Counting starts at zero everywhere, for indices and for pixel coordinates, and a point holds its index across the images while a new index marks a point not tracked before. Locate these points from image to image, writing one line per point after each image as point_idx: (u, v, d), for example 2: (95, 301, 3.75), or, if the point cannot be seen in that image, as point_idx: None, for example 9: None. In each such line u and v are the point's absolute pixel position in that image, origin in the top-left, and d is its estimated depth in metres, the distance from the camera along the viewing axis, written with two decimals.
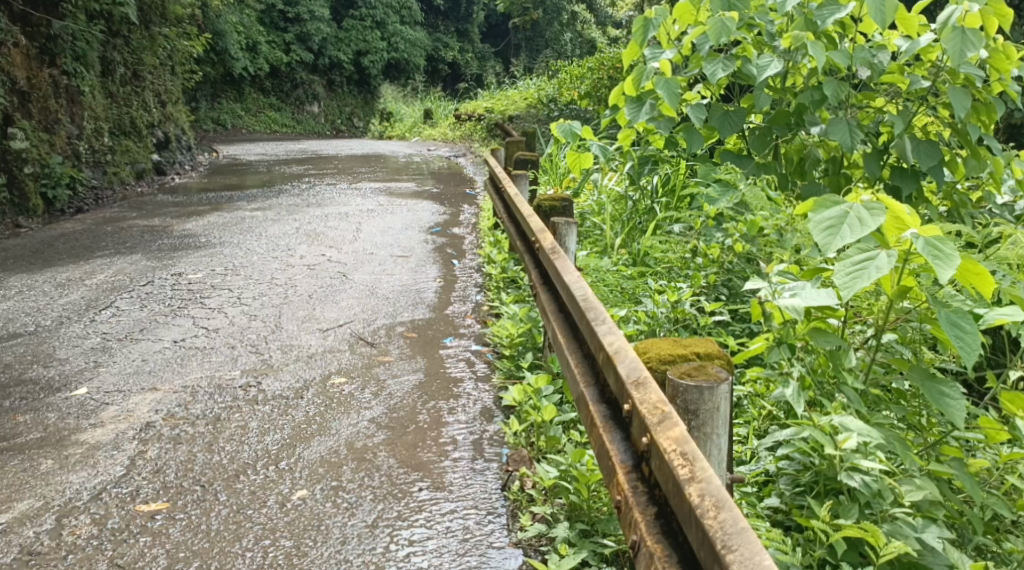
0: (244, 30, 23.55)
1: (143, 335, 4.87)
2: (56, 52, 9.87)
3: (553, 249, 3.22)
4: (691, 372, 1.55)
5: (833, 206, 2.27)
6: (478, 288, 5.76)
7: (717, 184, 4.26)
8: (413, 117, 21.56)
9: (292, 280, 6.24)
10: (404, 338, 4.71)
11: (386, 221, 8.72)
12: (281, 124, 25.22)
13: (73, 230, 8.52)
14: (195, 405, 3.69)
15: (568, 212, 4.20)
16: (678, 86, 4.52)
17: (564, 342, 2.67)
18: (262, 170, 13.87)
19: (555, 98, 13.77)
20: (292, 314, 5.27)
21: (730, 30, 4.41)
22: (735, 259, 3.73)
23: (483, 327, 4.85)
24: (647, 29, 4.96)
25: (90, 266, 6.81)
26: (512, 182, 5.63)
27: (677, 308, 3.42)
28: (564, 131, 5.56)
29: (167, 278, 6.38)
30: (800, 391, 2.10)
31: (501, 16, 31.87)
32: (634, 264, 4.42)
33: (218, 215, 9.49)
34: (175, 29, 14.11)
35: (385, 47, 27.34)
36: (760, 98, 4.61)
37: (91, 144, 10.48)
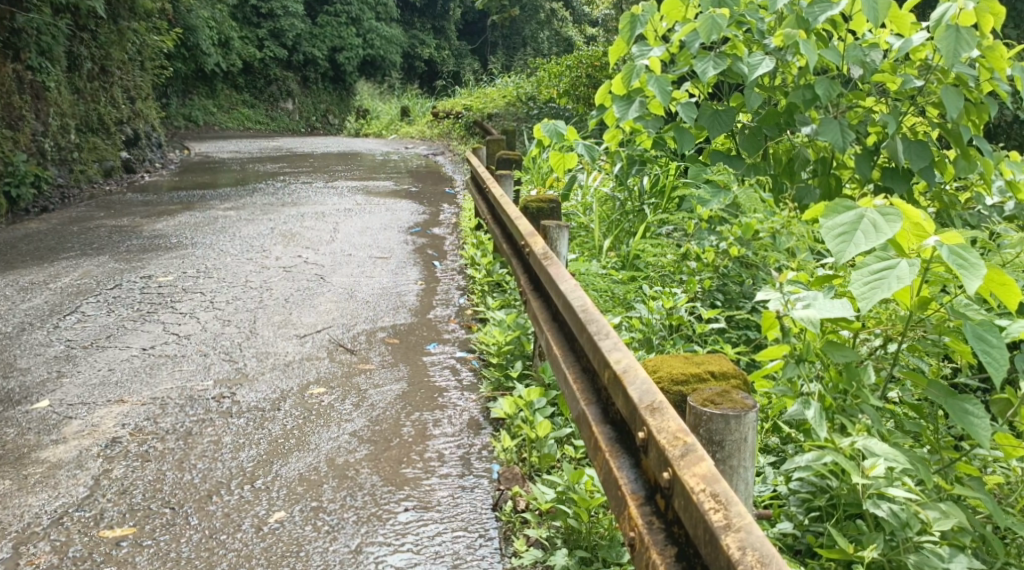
0: (216, 26, 23.14)
1: (110, 343, 4.65)
2: (20, 46, 9.55)
3: (545, 254, 3.08)
4: (714, 400, 1.44)
5: (846, 210, 2.14)
6: (461, 291, 5.61)
7: (709, 185, 4.14)
8: (390, 115, 21.31)
9: (267, 283, 6.03)
10: (385, 344, 4.54)
11: (364, 221, 8.53)
12: (255, 122, 24.84)
13: (38, 230, 8.23)
14: (165, 419, 3.50)
15: (555, 214, 4.06)
16: (668, 84, 4.41)
17: (559, 353, 2.53)
18: (235, 168, 13.58)
19: (534, 96, 13.61)
20: (268, 319, 5.08)
21: (721, 27, 4.28)
22: (730, 264, 3.59)
23: (468, 332, 4.70)
24: (634, 25, 4.82)
25: (55, 269, 6.55)
26: (497, 182, 5.49)
27: (672, 315, 3.31)
28: (550, 130, 5.43)
29: (137, 281, 6.15)
30: (820, 413, 1.98)
31: (478, 13, 31.67)
32: (623, 267, 4.29)
33: (190, 214, 9.23)
34: (145, 24, 13.78)
35: (360, 44, 27.04)
36: (750, 97, 4.48)
37: (57, 142, 10.16)
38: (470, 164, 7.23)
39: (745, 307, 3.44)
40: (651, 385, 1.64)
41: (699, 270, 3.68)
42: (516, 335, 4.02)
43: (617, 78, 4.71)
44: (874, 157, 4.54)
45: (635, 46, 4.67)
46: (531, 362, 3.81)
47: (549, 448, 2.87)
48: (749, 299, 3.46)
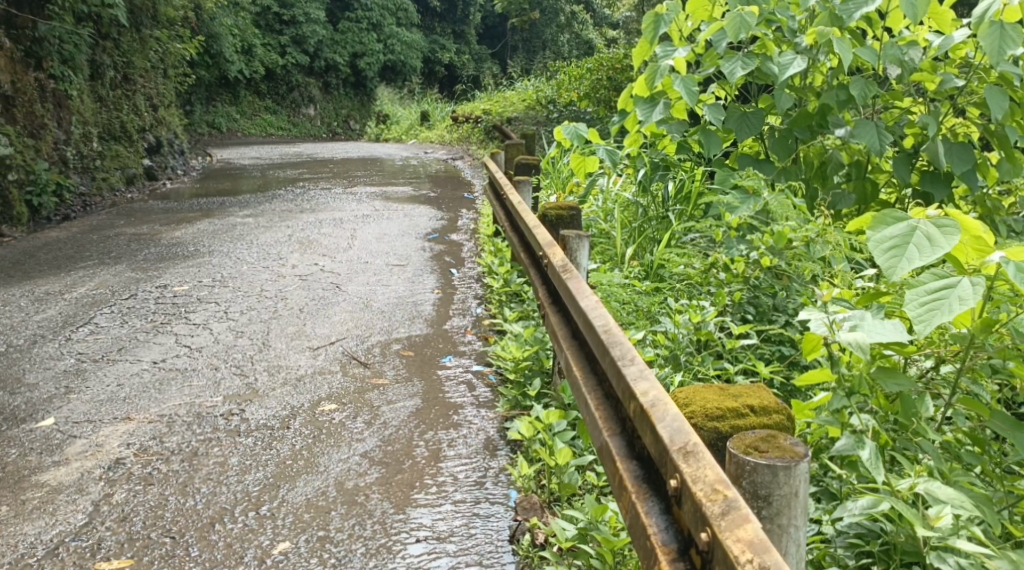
0: (238, 33, 23.24)
1: (120, 356, 4.54)
2: (42, 55, 9.56)
3: (564, 266, 2.91)
4: (758, 447, 1.28)
5: (896, 221, 1.98)
6: (479, 301, 5.45)
7: (737, 191, 3.94)
8: (410, 119, 21.25)
9: (282, 293, 5.91)
10: (399, 357, 4.39)
11: (382, 228, 8.41)
12: (277, 128, 24.91)
13: (57, 239, 8.18)
14: (171, 438, 3.37)
15: (574, 222, 3.88)
16: (694, 85, 4.23)
17: (579, 375, 2.36)
18: (256, 174, 13.55)
19: (555, 99, 13.43)
20: (281, 331, 4.95)
21: (750, 25, 4.10)
22: (762, 275, 3.38)
23: (485, 344, 4.53)
24: (658, 25, 4.64)
25: (71, 279, 6.49)
26: (516, 188, 5.32)
27: (700, 330, 3.13)
28: (570, 134, 5.26)
29: (152, 291, 6.06)
30: (875, 453, 1.80)
31: (498, 17, 31.56)
32: (647, 276, 4.10)
33: (208, 222, 9.16)
34: (167, 31, 13.80)
35: (381, 49, 27.06)
36: (781, 98, 4.30)
37: (79, 150, 10.15)
38: (488, 169, 7.07)
39: (778, 320, 3.24)
40: (684, 423, 1.47)
41: (728, 281, 3.48)
42: (534, 350, 3.84)
43: (640, 81, 4.53)
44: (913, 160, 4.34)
45: (658, 46, 4.50)
46: (551, 378, 3.64)
47: (570, 476, 2.71)
48: (783, 313, 3.27)
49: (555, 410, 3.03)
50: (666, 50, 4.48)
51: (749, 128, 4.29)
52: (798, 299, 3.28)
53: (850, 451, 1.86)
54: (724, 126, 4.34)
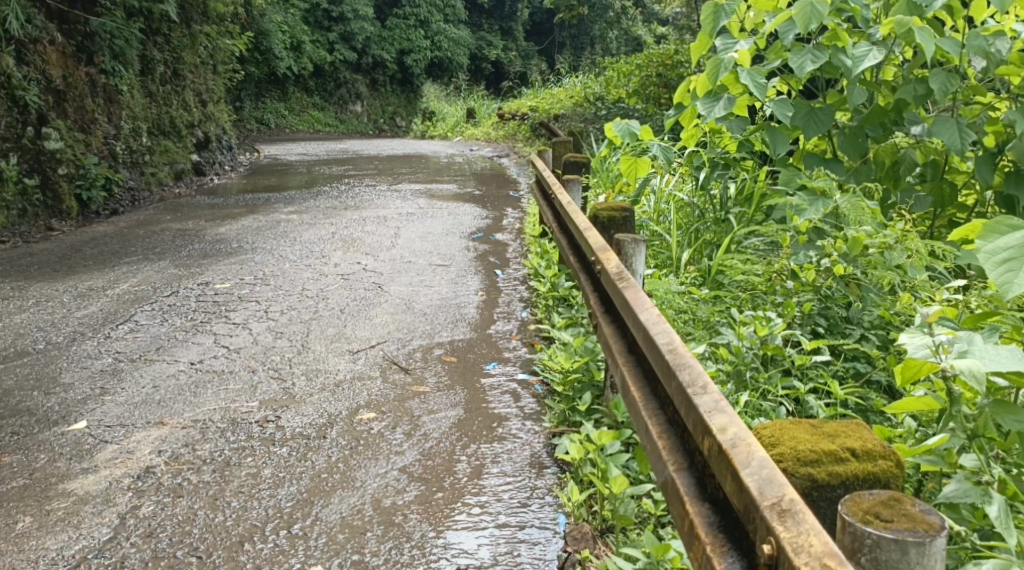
0: (287, 30, 23.41)
1: (158, 356, 4.45)
2: (93, 50, 9.64)
3: (619, 273, 2.69)
4: (882, 516, 1.13)
5: (1010, 231, 1.74)
6: (524, 304, 5.25)
7: (805, 192, 3.66)
8: (456, 116, 21.16)
9: (323, 293, 5.78)
10: (441, 364, 4.21)
11: (426, 226, 8.27)
12: (324, 124, 25.06)
13: (105, 233, 8.22)
14: (203, 445, 3.24)
15: (627, 224, 3.67)
16: (759, 80, 4.00)
17: (638, 396, 2.14)
18: (302, 170, 13.57)
19: (603, 96, 13.13)
20: (321, 332, 4.81)
21: (822, 14, 3.81)
22: (835, 284, 3.10)
23: (531, 351, 4.32)
24: (718, 16, 4.37)
25: (115, 274, 6.47)
26: (564, 188, 5.09)
27: (767, 343, 2.86)
28: (622, 130, 5.01)
29: (194, 288, 5.99)
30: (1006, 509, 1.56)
31: (546, 13, 31.32)
32: (704, 283, 3.87)
33: (253, 218, 9.13)
34: (217, 28, 13.89)
35: (428, 46, 27.05)
36: (852, 93, 4.03)
37: (129, 145, 10.20)
38: (535, 168, 6.84)
39: (852, 335, 2.97)
40: (775, 473, 1.26)
41: (796, 291, 3.19)
42: (585, 362, 3.58)
43: (701, 76, 4.31)
44: (996, 159, 4.02)
45: (718, 39, 4.26)
46: (602, 392, 3.39)
47: (625, 508, 2.47)
48: (857, 326, 3.01)
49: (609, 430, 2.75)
50: (727, 43, 4.24)
51: (816, 124, 4.12)
52: (875, 311, 3.02)
53: (961, 498, 1.68)
54: (792, 123, 4.12)
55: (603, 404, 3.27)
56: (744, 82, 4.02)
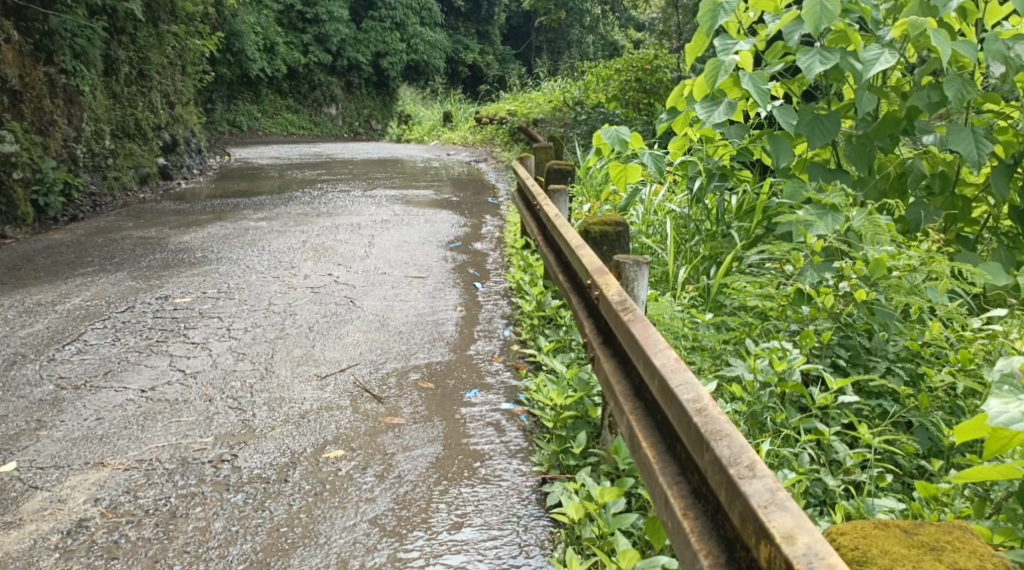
0: (260, 31, 22.89)
1: (106, 382, 4.05)
2: (53, 49, 9.17)
3: (620, 302, 2.36)
4: None
5: None
6: (507, 321, 4.92)
7: (815, 206, 3.37)
8: (432, 120, 20.75)
9: (291, 308, 5.39)
10: (418, 391, 3.84)
11: (402, 234, 7.91)
12: (298, 127, 24.57)
13: (61, 241, 7.77)
14: (146, 491, 2.87)
15: (620, 241, 3.43)
16: (762, 84, 3.74)
17: (652, 455, 1.84)
18: (273, 175, 13.13)
19: (582, 100, 12.72)
20: (287, 354, 4.43)
21: (832, 14, 3.57)
22: (856, 311, 2.79)
23: (515, 376, 3.98)
24: (716, 14, 4.08)
25: (67, 287, 6.03)
26: (550, 199, 4.76)
27: (785, 380, 2.53)
28: (611, 137, 4.69)
29: (152, 303, 5.58)
30: None
31: (522, 16, 30.98)
32: (707, 305, 3.59)
33: (221, 225, 8.70)
34: (186, 27, 13.41)
35: (404, 49, 26.63)
36: (860, 101, 3.77)
37: (90, 147, 9.72)
38: (516, 174, 6.46)
39: (877, 369, 2.68)
40: None
41: (813, 318, 2.86)
42: (579, 398, 3.20)
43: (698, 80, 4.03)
44: (1013, 171, 3.76)
45: (716, 38, 3.97)
46: (599, 431, 3.04)
47: None
48: (883, 358, 2.71)
49: (612, 488, 2.45)
50: (726, 43, 3.95)
51: (822, 133, 3.82)
52: (901, 342, 2.74)
53: None
54: (795, 130, 3.84)
55: (601, 449, 2.89)
56: (746, 86, 3.74)
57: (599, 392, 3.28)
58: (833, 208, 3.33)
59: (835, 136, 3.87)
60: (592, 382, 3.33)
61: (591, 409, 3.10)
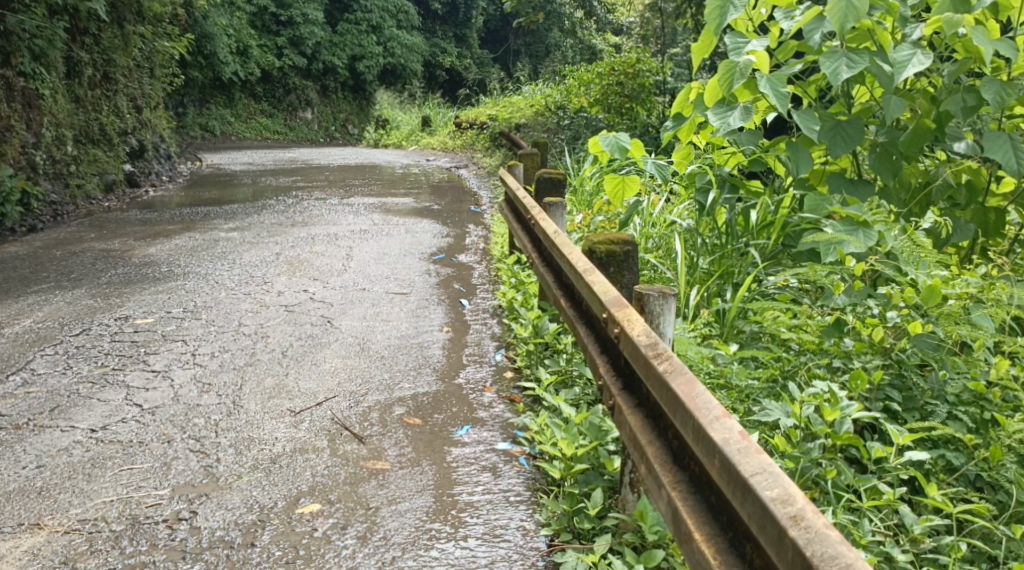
0: (233, 34, 22.35)
1: (52, 420, 3.61)
2: (10, 50, 8.62)
3: (651, 344, 1.98)
4: None
5: None
6: (498, 344, 4.54)
7: (847, 224, 3.06)
8: (410, 125, 20.32)
9: (263, 330, 4.97)
10: (404, 429, 3.44)
11: (382, 245, 7.51)
12: (273, 132, 24.11)
13: (17, 254, 7.28)
14: (87, 562, 2.49)
15: (629, 262, 3.12)
16: (780, 87, 3.42)
17: (709, 551, 1.47)
18: (246, 181, 12.67)
19: (564, 104, 12.34)
20: (257, 385, 4.01)
21: (860, 11, 3.26)
22: (911, 346, 2.48)
23: (511, 410, 3.59)
24: (725, 10, 3.73)
25: (19, 307, 5.57)
26: (545, 213, 4.38)
27: (836, 431, 2.18)
28: (610, 144, 4.33)
29: (110, 325, 5.13)
30: None
31: (500, 20, 30.66)
32: (726, 337, 3.25)
33: (189, 236, 8.23)
34: (153, 28, 12.88)
35: (381, 53, 26.14)
36: (888, 106, 3.45)
37: (51, 154, 9.21)
38: (504, 184, 6.04)
39: (936, 414, 2.35)
40: None
41: (858, 353, 2.54)
42: (591, 447, 2.81)
43: (710, 83, 3.70)
44: None
45: (726, 37, 3.64)
46: (616, 487, 2.66)
47: None
48: (942, 401, 2.38)
49: None
50: (737, 42, 3.62)
51: (844, 141, 3.52)
52: (961, 383, 2.42)
53: None
54: (816, 138, 3.53)
55: (622, 513, 2.48)
56: (766, 90, 3.43)
57: (614, 439, 2.89)
58: (864, 224, 3.04)
59: (858, 144, 3.55)
60: (606, 427, 2.94)
61: (608, 462, 2.71)
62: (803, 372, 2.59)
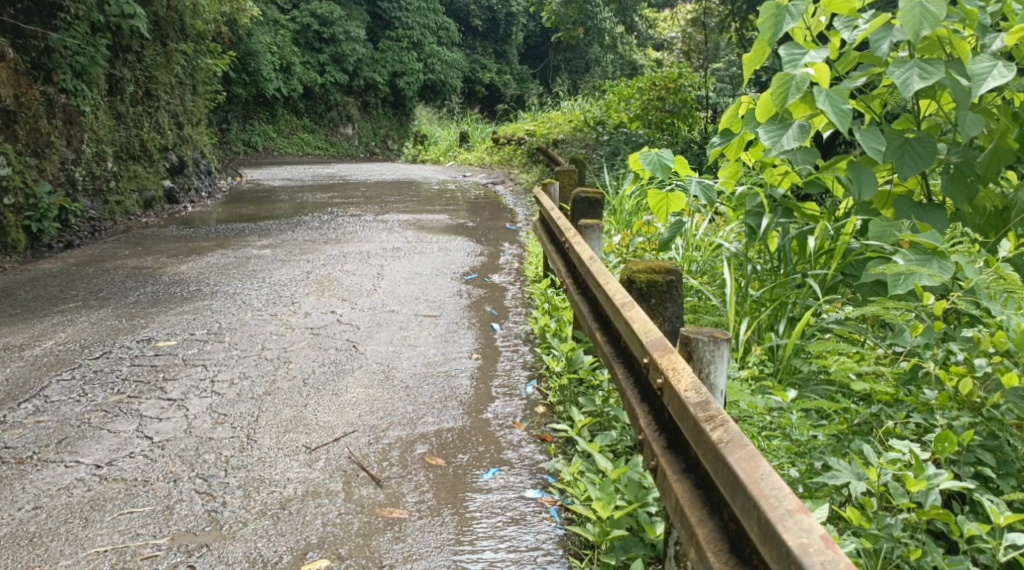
0: (277, 51, 22.55)
1: (57, 454, 3.41)
2: (51, 67, 8.62)
3: (701, 400, 1.69)
4: None
5: None
6: (529, 374, 4.26)
7: (920, 257, 2.76)
8: (448, 140, 20.24)
9: (285, 355, 4.74)
10: (425, 471, 3.17)
11: (414, 264, 7.30)
12: (313, 147, 24.25)
13: (50, 271, 7.21)
14: None
15: (672, 294, 2.83)
16: (842, 102, 3.13)
17: None
18: (284, 197, 12.61)
19: (604, 120, 12.06)
20: (274, 417, 3.77)
21: (935, 18, 2.97)
22: (1006, 399, 2.16)
23: (542, 451, 3.30)
24: (781, 19, 3.44)
25: (43, 327, 5.45)
26: (582, 236, 4.08)
27: (922, 506, 1.91)
28: (651, 162, 4.04)
29: (131, 347, 4.96)
30: None
31: (540, 36, 30.65)
32: (782, 379, 2.98)
33: (221, 253, 8.10)
34: (195, 45, 12.92)
35: (421, 69, 26.15)
36: (964, 122, 3.14)
37: (90, 170, 9.18)
38: (539, 203, 5.74)
39: None
40: None
41: (941, 407, 2.25)
42: (632, 511, 2.53)
43: (762, 97, 3.41)
44: None
45: (781, 47, 3.35)
46: (659, 558, 2.38)
47: None
48: None
49: None
50: (792, 53, 3.32)
51: (913, 161, 3.19)
52: None
53: None
54: (882, 158, 3.20)
55: None
56: (825, 106, 3.13)
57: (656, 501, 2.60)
58: (940, 257, 2.78)
59: (929, 164, 3.23)
60: (647, 484, 2.66)
61: (650, 528, 2.43)
62: (876, 430, 2.33)
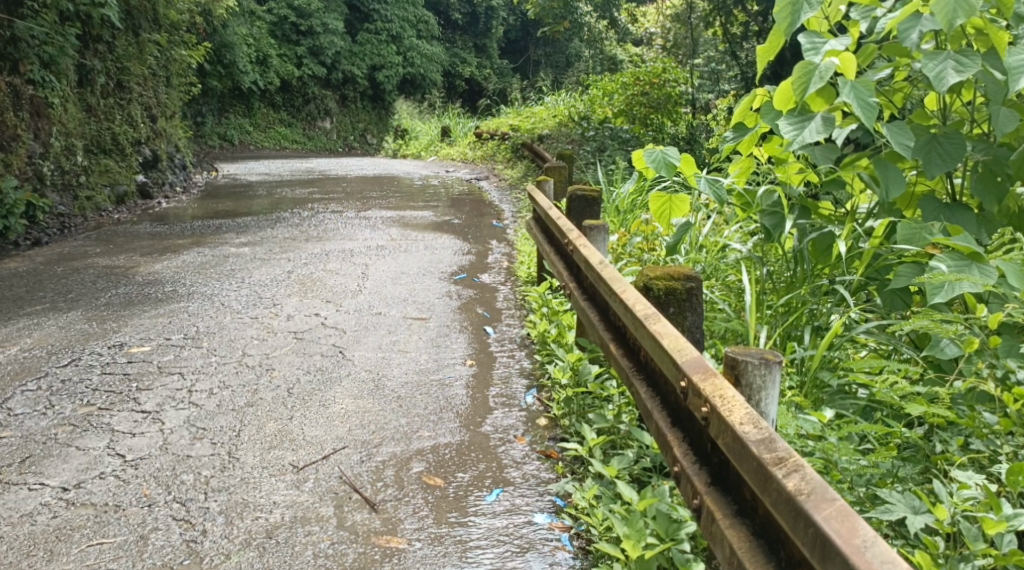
0: (253, 43, 22.10)
1: (20, 476, 3.13)
2: (18, 57, 8.23)
3: (763, 437, 1.51)
4: None
5: None
6: (529, 383, 4.03)
7: (962, 264, 2.60)
8: (429, 135, 19.96)
9: (268, 362, 4.47)
10: (423, 493, 2.94)
11: (400, 263, 7.04)
12: (291, 141, 23.83)
13: (16, 270, 6.86)
14: None
15: (691, 303, 2.63)
16: (869, 95, 2.91)
17: None
18: (262, 192, 12.26)
19: (589, 115, 11.84)
20: (257, 432, 3.50)
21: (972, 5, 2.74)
22: None
23: (548, 470, 3.07)
24: (799, 7, 3.20)
25: (7, 331, 5.13)
26: (586, 237, 3.86)
27: (999, 549, 1.77)
28: (657, 160, 3.81)
29: (103, 354, 4.66)
30: None
31: (520, 31, 30.40)
32: (809, 395, 2.78)
33: (197, 251, 7.78)
34: (169, 36, 12.51)
35: (401, 62, 25.78)
36: (997, 118, 2.94)
37: (59, 164, 8.81)
38: (534, 202, 5.48)
39: None
40: None
41: (1005, 432, 2.22)
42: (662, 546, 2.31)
43: (781, 88, 3.18)
44: None
45: (800, 36, 3.10)
46: None
47: None
48: None
49: None
50: (813, 41, 3.07)
51: (941, 158, 2.98)
52: None
53: None
54: (909, 154, 2.99)
55: None
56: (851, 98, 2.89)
57: (687, 534, 2.38)
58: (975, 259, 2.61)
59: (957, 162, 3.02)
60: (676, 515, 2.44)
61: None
62: (933, 457, 2.26)
